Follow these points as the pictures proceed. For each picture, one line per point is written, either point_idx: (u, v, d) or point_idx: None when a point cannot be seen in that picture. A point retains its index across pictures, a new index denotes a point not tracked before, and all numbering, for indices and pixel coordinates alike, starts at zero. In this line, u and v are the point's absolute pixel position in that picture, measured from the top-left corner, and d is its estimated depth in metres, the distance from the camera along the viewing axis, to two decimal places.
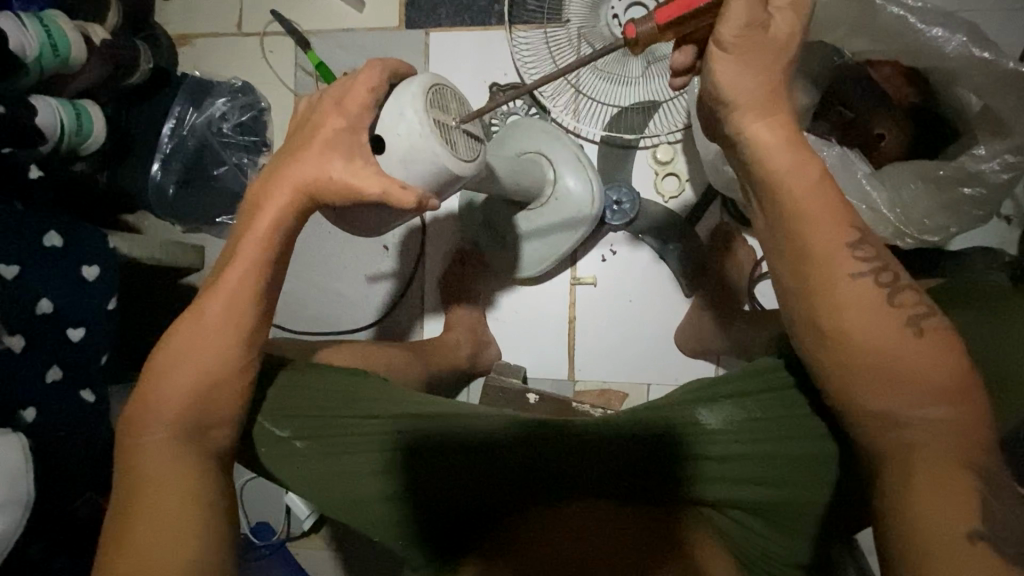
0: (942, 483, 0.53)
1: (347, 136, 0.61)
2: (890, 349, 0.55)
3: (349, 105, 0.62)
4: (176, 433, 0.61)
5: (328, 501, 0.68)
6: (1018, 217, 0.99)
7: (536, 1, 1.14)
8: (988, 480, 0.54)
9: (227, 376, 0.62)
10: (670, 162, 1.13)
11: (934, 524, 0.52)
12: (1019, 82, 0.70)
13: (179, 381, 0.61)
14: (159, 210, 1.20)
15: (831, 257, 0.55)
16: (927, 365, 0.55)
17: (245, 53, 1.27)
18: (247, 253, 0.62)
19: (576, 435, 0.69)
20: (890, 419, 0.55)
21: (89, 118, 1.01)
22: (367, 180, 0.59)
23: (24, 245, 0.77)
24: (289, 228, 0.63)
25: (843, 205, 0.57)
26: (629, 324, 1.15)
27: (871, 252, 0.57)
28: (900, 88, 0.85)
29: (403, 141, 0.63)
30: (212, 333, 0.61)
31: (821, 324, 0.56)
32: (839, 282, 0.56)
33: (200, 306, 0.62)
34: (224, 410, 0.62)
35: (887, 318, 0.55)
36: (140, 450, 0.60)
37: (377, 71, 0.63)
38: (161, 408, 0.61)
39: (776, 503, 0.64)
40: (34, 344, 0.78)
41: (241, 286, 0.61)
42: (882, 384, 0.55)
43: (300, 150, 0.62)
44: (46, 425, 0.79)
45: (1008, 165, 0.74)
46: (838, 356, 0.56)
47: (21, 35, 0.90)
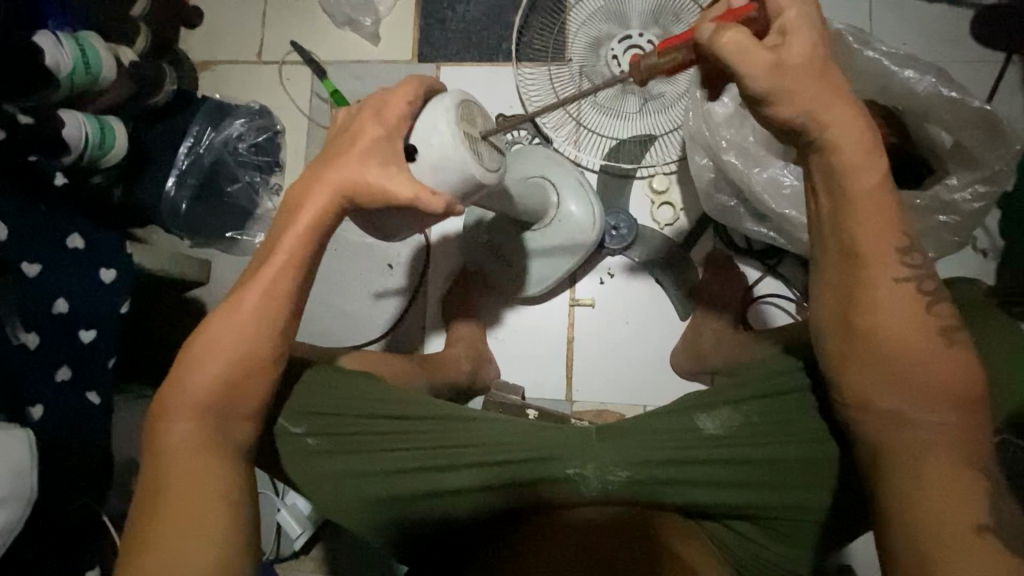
0: (954, 484, 0.56)
1: (384, 143, 0.67)
2: (890, 351, 0.58)
3: (386, 114, 0.67)
4: (203, 425, 0.64)
5: (338, 499, 0.69)
6: (994, 250, 1.06)
7: (541, 41, 1.23)
8: (978, 478, 0.57)
9: (258, 368, 0.65)
10: (665, 192, 1.19)
11: (943, 520, 0.55)
12: (983, 120, 0.78)
13: (211, 370, 0.64)
14: (171, 224, 1.23)
15: (861, 262, 0.58)
16: (931, 365, 0.57)
17: (264, 80, 1.34)
18: (284, 250, 0.66)
19: (582, 439, 0.70)
20: (905, 420, 0.58)
21: (112, 133, 1.05)
22: (401, 185, 0.64)
23: (47, 246, 0.80)
24: (324, 229, 0.67)
25: (877, 215, 0.58)
26: (627, 345, 1.18)
27: (919, 260, 0.59)
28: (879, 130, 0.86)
29: (435, 150, 0.68)
30: (246, 325, 0.65)
31: (852, 324, 0.59)
32: (883, 286, 0.58)
33: (236, 299, 0.66)
34: (249, 402, 0.65)
35: (916, 320, 0.58)
36: (169, 436, 0.63)
37: (415, 87, 0.69)
38: (190, 395, 0.64)
39: (777, 506, 0.66)
40: (47, 343, 0.79)
41: (277, 281, 0.65)
42: (896, 382, 0.58)
43: (342, 154, 0.66)
44: (51, 424, 0.79)
45: (979, 195, 0.81)
46: (853, 357, 0.59)
47: (57, 52, 0.95)
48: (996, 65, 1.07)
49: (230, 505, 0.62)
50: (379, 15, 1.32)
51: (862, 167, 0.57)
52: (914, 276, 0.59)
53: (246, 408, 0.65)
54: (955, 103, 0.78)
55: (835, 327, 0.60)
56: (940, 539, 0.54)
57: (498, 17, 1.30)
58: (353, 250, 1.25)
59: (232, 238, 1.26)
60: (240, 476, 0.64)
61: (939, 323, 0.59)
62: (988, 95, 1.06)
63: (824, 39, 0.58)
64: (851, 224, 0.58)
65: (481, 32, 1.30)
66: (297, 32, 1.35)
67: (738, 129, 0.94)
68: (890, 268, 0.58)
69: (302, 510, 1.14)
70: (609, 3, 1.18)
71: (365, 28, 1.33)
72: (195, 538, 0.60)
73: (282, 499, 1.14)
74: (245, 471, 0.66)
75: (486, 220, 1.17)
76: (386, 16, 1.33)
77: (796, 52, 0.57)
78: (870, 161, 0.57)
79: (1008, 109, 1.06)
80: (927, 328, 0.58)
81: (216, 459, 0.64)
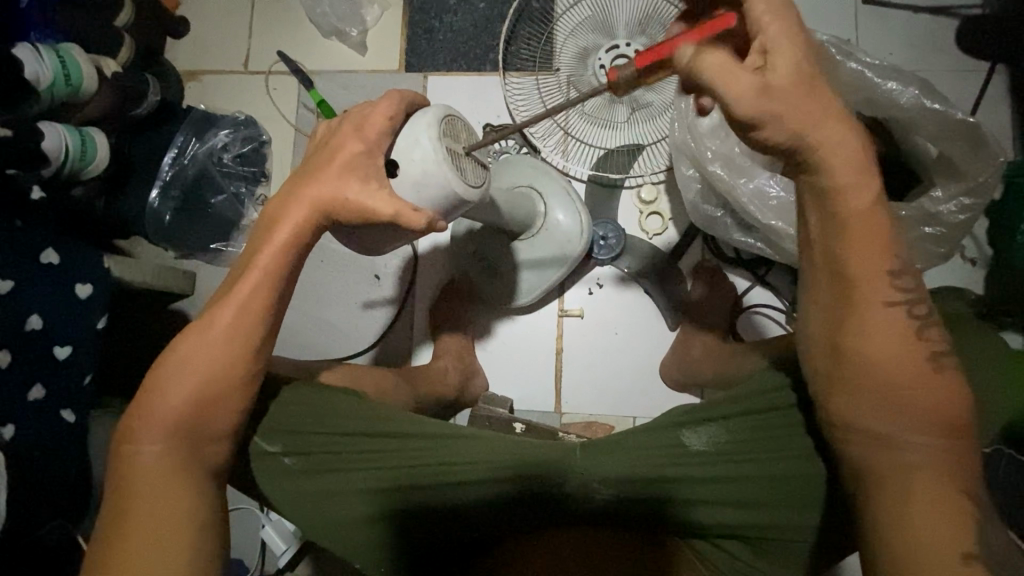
0: (941, 508, 0.55)
1: (364, 159, 0.66)
2: (876, 364, 0.57)
3: (368, 130, 0.66)
4: (171, 446, 0.62)
5: (317, 521, 0.67)
6: (982, 259, 1.07)
7: (528, 50, 1.24)
8: (965, 499, 0.56)
9: (230, 387, 0.64)
10: (654, 202, 1.19)
11: (924, 547, 0.54)
12: (966, 132, 0.77)
13: (182, 388, 0.63)
14: (151, 234, 1.20)
15: (849, 281, 0.58)
16: (917, 390, 0.56)
17: (250, 90, 1.33)
18: (259, 266, 0.64)
19: (565, 455, 0.68)
20: (890, 441, 0.57)
21: (94, 145, 1.03)
22: (382, 204, 0.64)
23: (22, 261, 0.78)
24: (302, 244, 0.65)
25: (866, 228, 0.57)
26: (616, 355, 1.17)
27: (910, 283, 0.58)
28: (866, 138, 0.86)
29: (417, 166, 0.67)
30: (220, 342, 0.63)
31: (840, 344, 0.58)
32: (873, 310, 0.57)
33: (209, 316, 0.64)
34: (222, 422, 0.64)
35: (903, 343, 0.57)
36: (138, 457, 0.62)
37: (396, 100, 0.67)
38: (159, 413, 0.62)
39: (762, 525, 0.64)
40: (20, 360, 0.78)
41: (252, 297, 0.64)
42: (882, 406, 0.57)
43: (320, 170, 0.65)
44: (24, 444, 0.77)
45: (964, 207, 0.80)
46: (842, 373, 0.58)
47: (36, 64, 0.94)
48: (981, 76, 1.07)
49: (201, 526, 0.61)
50: (366, 26, 1.32)
51: (844, 182, 0.56)
52: (898, 295, 0.58)
53: (220, 429, 0.64)
54: (939, 116, 0.78)
55: (821, 347, 0.60)
56: (925, 566, 0.53)
57: (486, 27, 1.29)
58: (340, 261, 1.23)
59: (216, 249, 1.24)
60: (210, 500, 0.63)
61: (929, 347, 0.57)
62: (973, 105, 1.06)
63: (804, 52, 0.57)
64: (831, 240, 0.58)
65: (468, 42, 1.30)
66: (284, 42, 1.34)
67: (723, 140, 0.94)
68: (875, 289, 0.57)
69: (288, 526, 1.12)
70: (595, 13, 1.18)
71: (352, 38, 1.32)
72: (159, 560, 0.58)
73: (267, 515, 1.12)
74: (216, 494, 0.64)
75: (475, 229, 1.15)
76: (373, 26, 1.32)
77: (777, 66, 0.56)
78: (858, 179, 0.57)
79: (993, 120, 1.06)
80: (917, 354, 0.57)
81: (186, 480, 0.62)
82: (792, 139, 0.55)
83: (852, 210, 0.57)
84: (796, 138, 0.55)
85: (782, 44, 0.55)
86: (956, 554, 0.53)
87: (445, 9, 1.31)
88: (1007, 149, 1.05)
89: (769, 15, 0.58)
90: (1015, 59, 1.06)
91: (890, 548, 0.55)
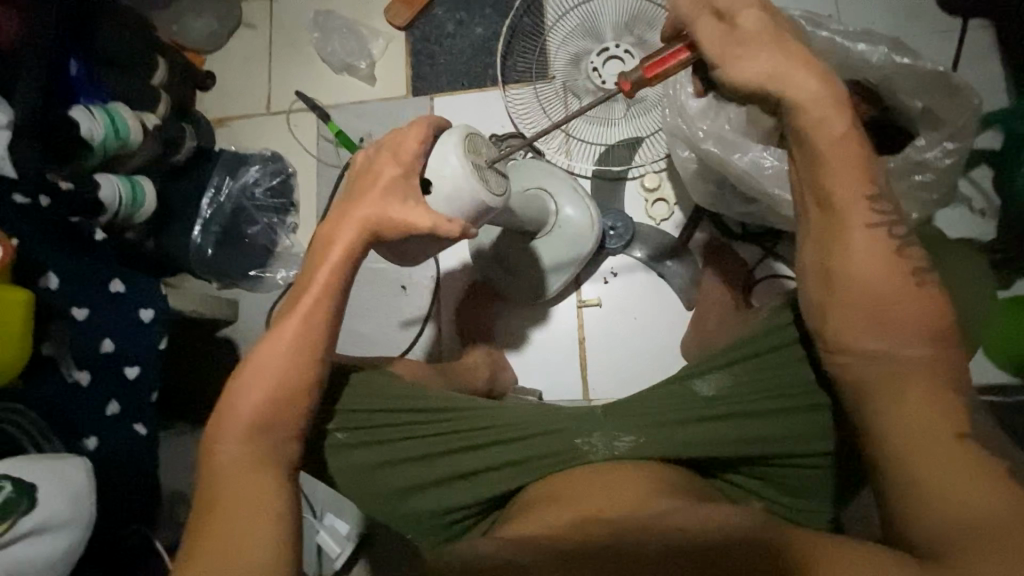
0: (933, 422, 0.57)
1: (401, 181, 0.72)
2: (860, 283, 0.62)
3: (404, 155, 0.73)
4: (248, 447, 0.68)
5: (368, 488, 0.74)
6: (991, 210, 1.10)
7: (525, 62, 1.32)
8: (971, 420, 0.58)
9: (301, 390, 0.70)
10: (658, 188, 1.24)
11: (931, 465, 0.55)
12: (941, 82, 0.81)
13: (259, 392, 0.69)
14: (198, 268, 1.31)
15: (837, 207, 0.63)
16: (900, 305, 0.61)
17: (274, 129, 1.45)
18: (319, 279, 0.72)
19: (585, 414, 0.73)
20: (881, 356, 0.60)
21: (142, 191, 1.15)
22: (421, 217, 0.70)
23: (91, 291, 0.87)
24: (354, 258, 0.72)
25: (859, 168, 0.63)
26: (635, 339, 1.22)
27: (888, 206, 0.63)
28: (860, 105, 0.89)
29: (449, 182, 0.73)
30: (288, 351, 0.70)
31: (832, 273, 0.63)
32: (858, 233, 0.62)
33: (279, 327, 0.71)
34: (292, 422, 0.70)
35: (885, 260, 0.62)
36: (221, 455, 0.68)
37: (424, 126, 0.73)
38: (239, 415, 0.69)
39: (782, 456, 0.68)
40: (98, 379, 0.87)
41: (314, 308, 0.71)
42: (869, 321, 0.61)
43: (363, 194, 0.72)
44: (104, 454, 0.86)
45: (949, 152, 0.83)
46: (836, 296, 0.63)
47: (90, 123, 1.06)
48: (958, 33, 1.11)
49: (274, 517, 0.65)
50: (373, 58, 1.43)
51: (823, 116, 0.62)
52: (882, 230, 0.62)
53: (291, 425, 0.70)
54: (911, 68, 0.82)
55: (814, 273, 0.64)
56: (919, 450, 0.56)
57: (482, 47, 1.39)
58: (369, 274, 1.31)
59: (257, 275, 1.33)
60: (283, 499, 0.67)
61: (909, 264, 0.62)
62: (953, 61, 1.10)
63: (748, 32, 0.64)
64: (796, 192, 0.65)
65: (468, 61, 1.39)
66: (301, 82, 1.46)
67: (713, 120, 0.99)
68: (856, 211, 0.62)
69: (341, 528, 1.19)
70: (585, 22, 1.27)
71: (361, 71, 1.43)
72: (243, 545, 0.62)
73: (321, 520, 1.19)
74: (290, 495, 0.68)
75: (495, 233, 1.19)
76: (379, 58, 1.43)
77: (721, 47, 0.64)
78: (820, 123, 0.63)
79: (981, 72, 1.10)
80: (898, 272, 0.62)
81: (263, 478, 0.67)
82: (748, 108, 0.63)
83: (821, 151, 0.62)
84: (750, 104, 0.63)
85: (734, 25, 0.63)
86: (948, 433, 0.56)
87: (443, 34, 1.41)
88: (994, 98, 1.09)
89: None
90: (988, 14, 1.10)
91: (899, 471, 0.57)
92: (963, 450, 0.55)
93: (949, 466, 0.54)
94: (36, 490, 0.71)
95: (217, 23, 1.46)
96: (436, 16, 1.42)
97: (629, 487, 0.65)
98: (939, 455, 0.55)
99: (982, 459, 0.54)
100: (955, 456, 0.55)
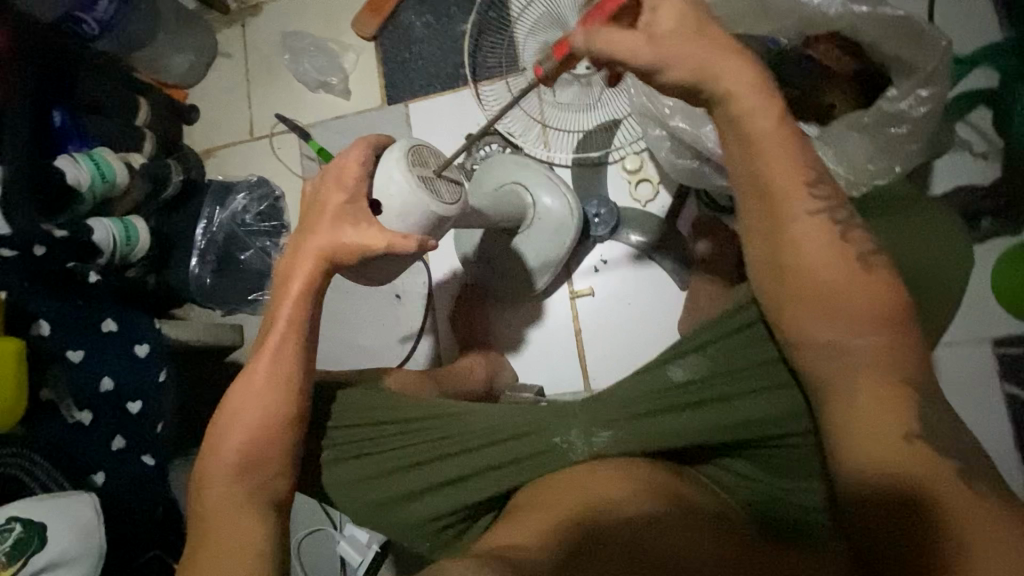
0: (894, 404, 0.57)
1: (350, 207, 0.71)
2: (806, 279, 0.60)
3: (347, 180, 0.72)
4: (231, 484, 0.67)
5: (360, 499, 0.75)
6: (994, 152, 1.02)
7: (495, 58, 1.31)
8: (921, 391, 0.58)
9: (278, 429, 0.70)
10: (640, 169, 1.21)
11: (903, 464, 0.54)
12: (903, 27, 0.78)
13: (239, 433, 0.69)
14: (200, 297, 1.35)
15: (776, 202, 0.61)
16: (857, 292, 0.59)
17: (259, 154, 1.48)
18: (282, 315, 0.72)
19: (561, 409, 0.73)
20: (840, 349, 0.59)
21: (135, 231, 1.18)
22: (375, 237, 0.69)
23: (86, 333, 0.91)
24: (315, 291, 0.73)
25: (797, 147, 0.62)
26: (630, 324, 1.19)
27: (828, 191, 0.62)
28: (841, 58, 0.88)
29: (397, 200, 0.72)
30: (264, 390, 0.70)
31: (782, 266, 0.61)
32: (803, 222, 0.61)
33: (250, 368, 0.72)
34: (276, 460, 0.69)
35: (831, 247, 0.60)
36: (209, 498, 0.67)
37: (363, 148, 0.72)
38: (220, 459, 0.68)
39: (762, 438, 0.66)
40: (99, 416, 0.91)
41: (283, 345, 0.72)
42: (824, 313, 0.59)
43: (314, 225, 0.72)
44: (114, 487, 0.91)
45: (924, 99, 0.80)
46: (794, 289, 0.61)
47: (76, 170, 1.09)
48: None
49: (256, 555, 0.64)
50: (346, 72, 1.44)
51: (749, 108, 0.60)
52: (829, 210, 0.61)
53: (272, 467, 0.69)
54: (869, 16, 0.80)
55: (768, 268, 0.62)
56: (879, 456, 0.55)
57: (451, 47, 1.38)
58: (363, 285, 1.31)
59: (254, 299, 1.36)
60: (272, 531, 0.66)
61: (855, 249, 0.61)
62: (931, 5, 1.05)
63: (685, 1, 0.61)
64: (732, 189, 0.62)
65: (438, 64, 1.39)
66: (279, 105, 1.48)
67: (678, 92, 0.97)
68: (794, 202, 0.61)
69: (359, 539, 1.20)
70: (550, 9, 1.24)
71: (335, 86, 1.44)
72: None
73: (340, 531, 1.20)
74: (278, 528, 0.67)
75: (477, 238, 1.20)
76: (351, 71, 1.44)
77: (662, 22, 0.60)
78: (764, 104, 0.60)
79: (964, 9, 1.04)
80: (849, 261, 0.60)
81: (251, 514, 0.67)
82: (691, 84, 0.61)
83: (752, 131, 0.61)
84: (696, 77, 0.60)
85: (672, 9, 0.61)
86: (902, 438, 0.56)
87: (413, 39, 1.41)
88: (978, 37, 1.04)
89: None
90: None
91: (870, 465, 0.56)
92: (918, 455, 0.55)
93: (901, 473, 0.54)
94: (43, 529, 0.75)
95: (194, 55, 1.49)
96: (403, 22, 1.41)
97: (611, 482, 0.66)
98: (894, 461, 0.55)
99: (936, 462, 0.54)
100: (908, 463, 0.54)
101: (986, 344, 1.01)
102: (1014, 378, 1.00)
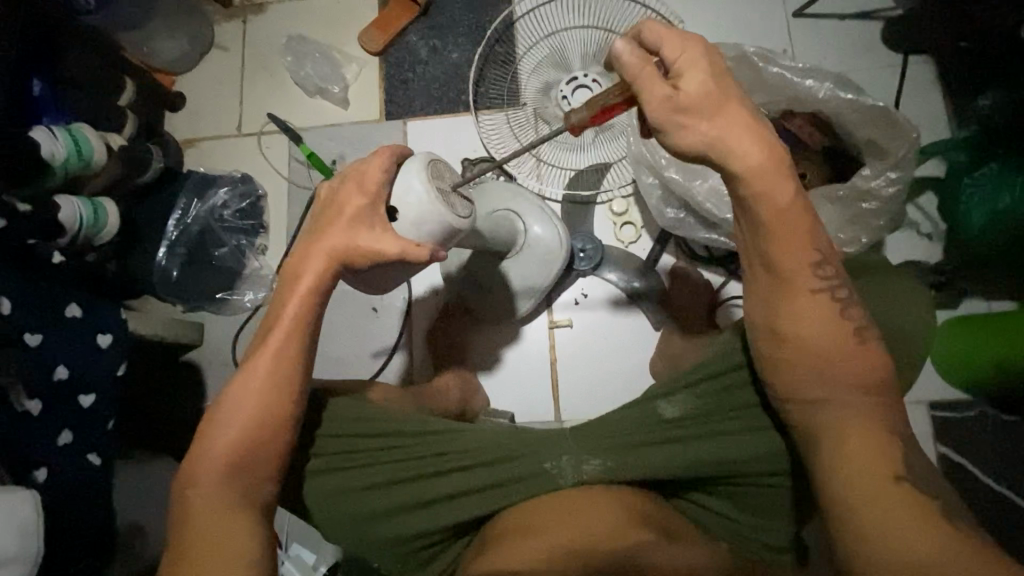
0: (878, 449, 0.62)
1: (369, 210, 0.72)
2: (799, 331, 0.65)
3: (369, 184, 0.73)
4: (217, 486, 0.65)
5: (344, 514, 0.73)
6: (937, 233, 1.14)
7: (496, 90, 1.35)
8: (904, 440, 0.64)
9: (272, 431, 0.67)
10: (626, 213, 1.27)
11: (890, 506, 0.58)
12: (882, 116, 0.89)
13: (231, 434, 0.66)
14: (162, 290, 1.25)
15: (778, 261, 0.66)
16: (839, 349, 0.65)
17: (245, 151, 1.44)
18: (288, 314, 0.70)
19: (551, 436, 0.75)
20: (827, 392, 0.64)
21: (104, 212, 1.10)
22: (389, 243, 0.70)
23: (49, 316, 0.85)
24: (323, 292, 0.71)
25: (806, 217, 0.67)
26: (604, 359, 1.22)
27: (831, 271, 0.67)
28: (813, 134, 0.98)
29: (414, 207, 0.73)
30: (261, 389, 0.68)
31: (780, 311, 0.66)
32: (802, 275, 0.66)
33: (249, 365, 0.69)
34: (267, 465, 0.67)
35: (825, 303, 0.66)
36: (195, 499, 0.64)
37: (388, 155, 0.73)
38: (210, 458, 0.66)
39: (740, 476, 0.70)
40: (50, 409, 0.84)
41: (286, 344, 0.70)
42: (812, 362, 0.65)
43: (328, 224, 0.72)
44: (56, 484, 0.84)
45: (892, 181, 0.90)
46: (790, 344, 0.66)
47: (51, 142, 1.02)
48: (901, 69, 1.19)
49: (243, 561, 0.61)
50: (347, 82, 1.44)
51: (770, 186, 0.65)
52: (829, 273, 0.67)
53: (261, 471, 0.67)
54: (855, 104, 0.91)
55: (767, 315, 0.67)
56: (865, 501, 0.59)
57: (455, 73, 1.42)
58: (342, 295, 1.29)
59: (223, 298, 1.30)
60: (260, 538, 0.64)
61: (848, 312, 0.66)
62: (896, 97, 1.19)
63: (708, 68, 0.67)
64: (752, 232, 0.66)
65: (442, 87, 1.42)
66: (274, 104, 1.46)
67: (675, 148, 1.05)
68: (798, 262, 0.66)
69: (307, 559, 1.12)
70: (554, 52, 1.30)
71: (335, 94, 1.44)
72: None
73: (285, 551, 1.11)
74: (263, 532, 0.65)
75: (466, 258, 1.21)
76: (353, 82, 1.45)
77: (690, 86, 0.65)
78: (777, 183, 0.65)
79: (924, 104, 1.18)
80: (839, 319, 0.66)
81: (235, 517, 0.64)
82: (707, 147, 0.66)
83: (760, 187, 0.65)
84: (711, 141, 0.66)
85: (696, 77, 0.65)
86: (888, 479, 0.60)
87: (418, 60, 1.44)
88: (933, 131, 1.17)
89: (686, 42, 0.67)
90: (928, 52, 1.19)
91: (855, 507, 0.60)
92: (902, 494, 0.59)
93: (886, 508, 0.58)
94: None
95: (188, 44, 1.46)
96: (410, 41, 1.44)
97: (605, 508, 0.68)
98: (882, 507, 0.58)
99: (920, 502, 0.59)
100: (890, 503, 0.59)
101: (923, 406, 1.11)
102: (947, 439, 1.09)
